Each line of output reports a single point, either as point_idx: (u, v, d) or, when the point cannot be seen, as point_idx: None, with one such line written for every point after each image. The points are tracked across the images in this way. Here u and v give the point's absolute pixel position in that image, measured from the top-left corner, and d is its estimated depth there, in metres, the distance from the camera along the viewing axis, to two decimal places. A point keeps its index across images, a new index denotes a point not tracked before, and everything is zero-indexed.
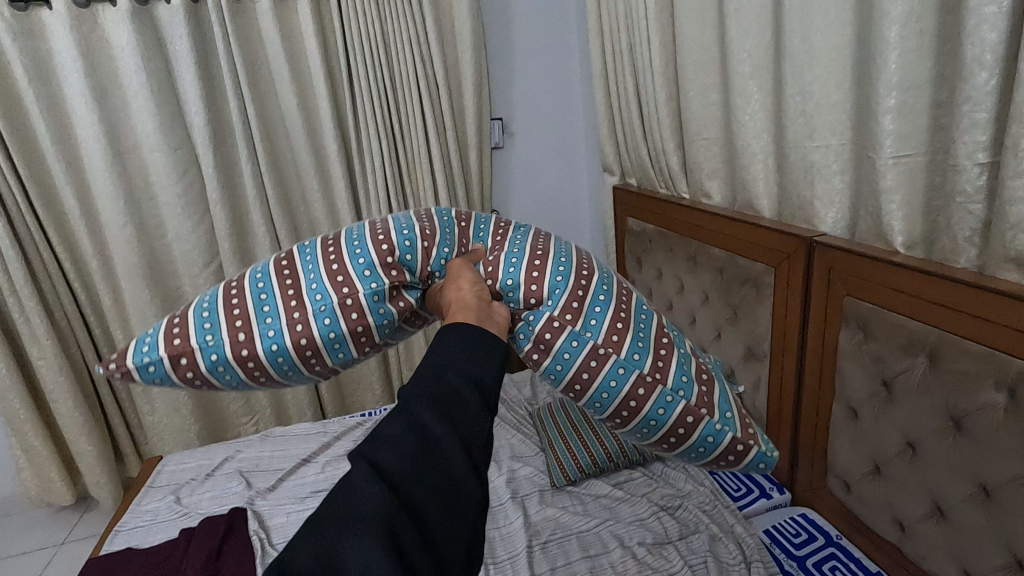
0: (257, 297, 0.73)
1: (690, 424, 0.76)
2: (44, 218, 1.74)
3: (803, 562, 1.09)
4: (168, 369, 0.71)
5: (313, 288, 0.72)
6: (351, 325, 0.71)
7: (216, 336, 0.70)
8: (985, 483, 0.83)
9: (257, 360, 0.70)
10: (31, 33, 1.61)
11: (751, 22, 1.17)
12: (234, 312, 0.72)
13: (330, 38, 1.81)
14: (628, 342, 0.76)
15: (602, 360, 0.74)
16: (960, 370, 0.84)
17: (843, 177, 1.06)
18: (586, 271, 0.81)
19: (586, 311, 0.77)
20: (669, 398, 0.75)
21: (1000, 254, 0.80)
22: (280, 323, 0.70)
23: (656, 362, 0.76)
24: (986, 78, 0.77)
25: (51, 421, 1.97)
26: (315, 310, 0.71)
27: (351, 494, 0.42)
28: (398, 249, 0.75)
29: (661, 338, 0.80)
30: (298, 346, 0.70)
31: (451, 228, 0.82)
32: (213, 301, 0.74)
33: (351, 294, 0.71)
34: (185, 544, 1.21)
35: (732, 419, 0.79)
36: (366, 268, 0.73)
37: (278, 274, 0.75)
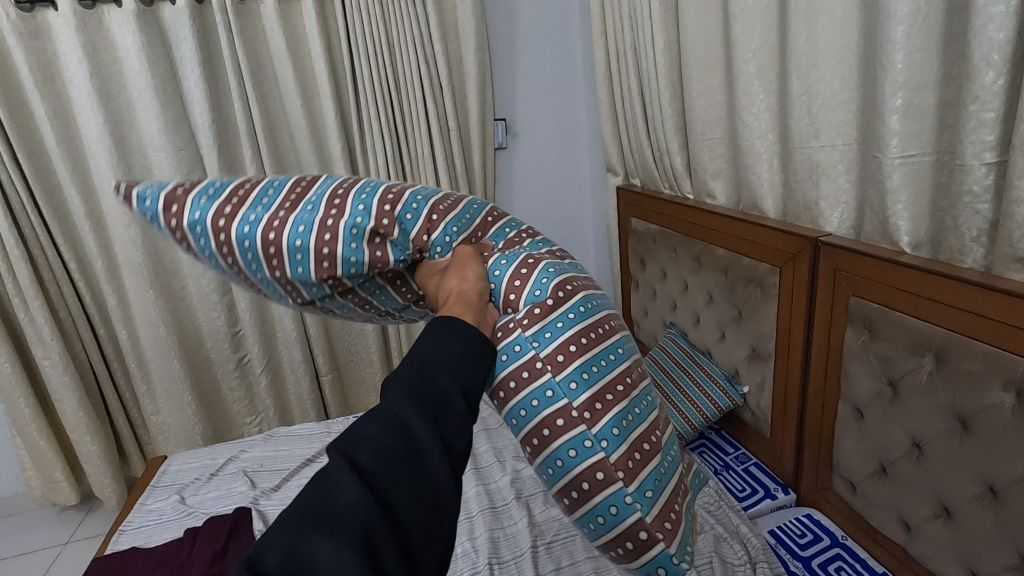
0: (263, 192, 0.71)
1: (597, 482, 0.63)
2: (49, 218, 1.74)
3: (808, 562, 1.08)
4: (159, 214, 0.70)
5: (310, 199, 0.70)
6: (319, 245, 0.66)
7: (208, 208, 0.69)
8: (992, 483, 0.83)
9: (230, 244, 0.68)
10: (36, 34, 1.61)
11: (756, 24, 1.17)
12: (238, 193, 0.71)
13: (335, 39, 1.81)
14: (573, 367, 0.64)
15: (534, 375, 0.63)
16: (966, 370, 0.84)
17: (849, 177, 1.06)
18: (572, 287, 0.69)
19: (546, 320, 0.65)
20: (586, 444, 0.63)
21: (1007, 254, 0.80)
22: (264, 217, 0.68)
23: (594, 403, 0.64)
24: (993, 78, 0.76)
25: (55, 421, 1.98)
26: (299, 217, 0.68)
27: (328, 491, 0.41)
28: (400, 205, 0.69)
29: (618, 384, 0.66)
30: (265, 242, 0.67)
31: (473, 215, 0.74)
32: (227, 181, 0.73)
33: (335, 218, 0.67)
34: (188, 544, 1.21)
35: (649, 500, 0.65)
36: (361, 206, 0.68)
37: (295, 181, 0.73)
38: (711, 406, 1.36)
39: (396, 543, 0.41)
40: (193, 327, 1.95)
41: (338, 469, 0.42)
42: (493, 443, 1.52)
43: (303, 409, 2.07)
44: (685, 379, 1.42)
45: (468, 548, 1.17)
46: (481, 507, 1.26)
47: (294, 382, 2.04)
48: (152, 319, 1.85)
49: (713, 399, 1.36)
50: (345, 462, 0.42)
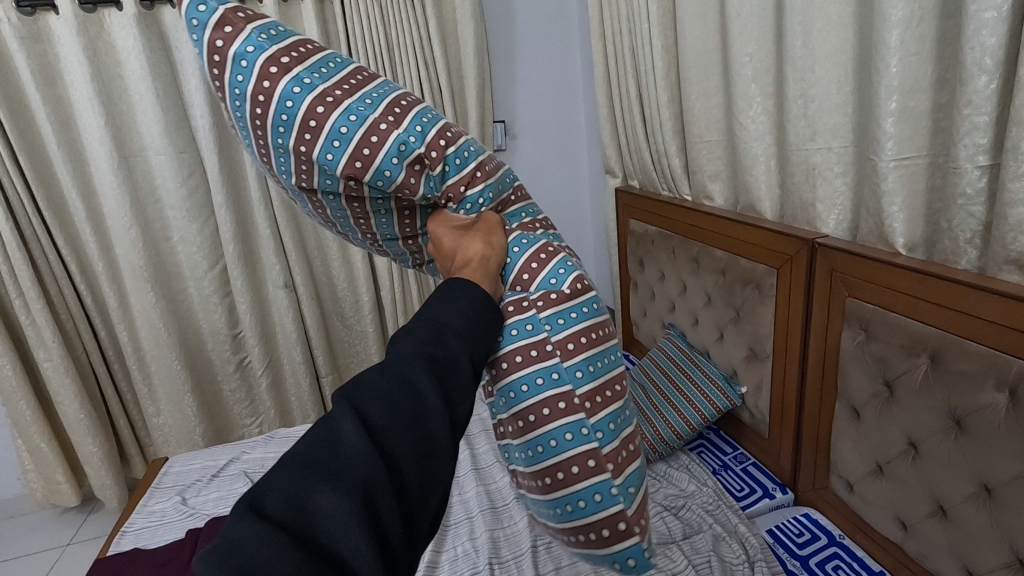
0: (324, 60, 0.64)
1: (586, 469, 0.63)
2: (49, 220, 1.75)
3: (806, 562, 1.09)
4: (206, 23, 0.60)
5: (369, 94, 0.63)
6: (364, 140, 0.60)
7: (265, 48, 0.61)
8: (987, 482, 0.84)
9: (267, 97, 0.60)
10: (38, 38, 1.62)
11: (752, 27, 1.18)
12: (296, 49, 0.63)
13: (334, 43, 1.82)
14: (581, 358, 0.65)
15: (541, 355, 0.63)
16: (961, 370, 0.85)
17: (844, 179, 1.07)
18: (586, 281, 0.69)
19: (561, 307, 0.66)
20: (583, 431, 0.63)
21: (1001, 255, 0.81)
22: (318, 87, 0.61)
23: (595, 395, 0.65)
24: (986, 82, 0.78)
25: (56, 423, 1.98)
26: (354, 105, 0.61)
27: (333, 442, 0.41)
28: (454, 146, 0.66)
29: (615, 384, 0.68)
30: (310, 113, 0.60)
31: (504, 186, 0.73)
32: (290, 32, 0.65)
33: (389, 124, 0.62)
34: (190, 544, 1.22)
35: (632, 496, 0.67)
36: (420, 126, 0.64)
37: (357, 68, 0.66)
38: (709, 408, 1.36)
39: (396, 501, 0.41)
40: (194, 329, 1.96)
41: (345, 423, 0.42)
42: (493, 444, 1.52)
43: (304, 411, 2.08)
44: (680, 375, 1.44)
45: (468, 548, 1.18)
46: (481, 508, 1.27)
47: (294, 383, 2.05)
48: (152, 320, 1.86)
49: (711, 400, 1.37)
50: (353, 415, 0.43)
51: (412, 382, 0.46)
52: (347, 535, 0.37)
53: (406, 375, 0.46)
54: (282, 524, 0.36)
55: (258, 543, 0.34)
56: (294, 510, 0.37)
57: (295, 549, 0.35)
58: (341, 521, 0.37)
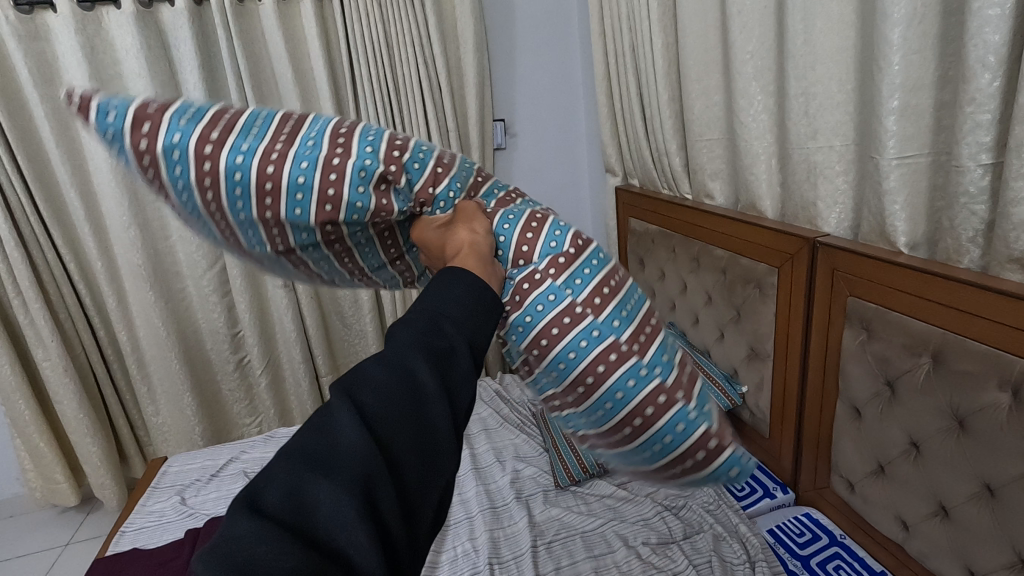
0: (252, 115, 0.64)
1: (662, 404, 0.62)
2: (48, 219, 1.74)
3: (807, 562, 1.09)
4: (124, 127, 0.60)
5: (309, 134, 0.63)
6: (324, 183, 0.60)
7: (192, 128, 0.61)
8: (989, 482, 0.84)
9: (215, 170, 0.60)
10: (36, 37, 1.61)
11: (753, 25, 1.17)
12: (220, 120, 0.63)
13: (333, 41, 1.82)
14: (612, 307, 0.65)
15: (575, 319, 0.63)
16: (963, 370, 0.84)
17: (846, 177, 1.07)
18: (584, 237, 0.69)
19: (574, 267, 0.66)
20: (642, 372, 0.63)
21: (1003, 255, 0.81)
22: (260, 143, 0.62)
23: (639, 336, 0.65)
24: (990, 79, 0.77)
25: (55, 423, 1.98)
26: (299, 151, 0.61)
27: (328, 435, 0.40)
28: (408, 153, 0.66)
29: (650, 321, 0.68)
30: (261, 175, 0.60)
31: (467, 174, 0.73)
32: (210, 103, 0.66)
33: (341, 155, 0.61)
34: (190, 544, 1.22)
35: (710, 413, 0.66)
36: (369, 145, 0.63)
37: (285, 113, 0.66)
38: None
39: (396, 494, 0.40)
40: (193, 329, 1.96)
41: (342, 414, 0.41)
42: (492, 443, 1.52)
43: (304, 410, 2.08)
44: None
45: (468, 548, 1.17)
46: (481, 507, 1.27)
47: (294, 383, 2.04)
48: (152, 320, 1.86)
49: None
50: (351, 407, 0.41)
51: (411, 371, 0.44)
52: (345, 528, 0.36)
53: (404, 364, 0.45)
54: (281, 521, 0.36)
55: (256, 539, 0.34)
56: (292, 504, 0.37)
57: (294, 545, 0.35)
58: (338, 515, 0.36)
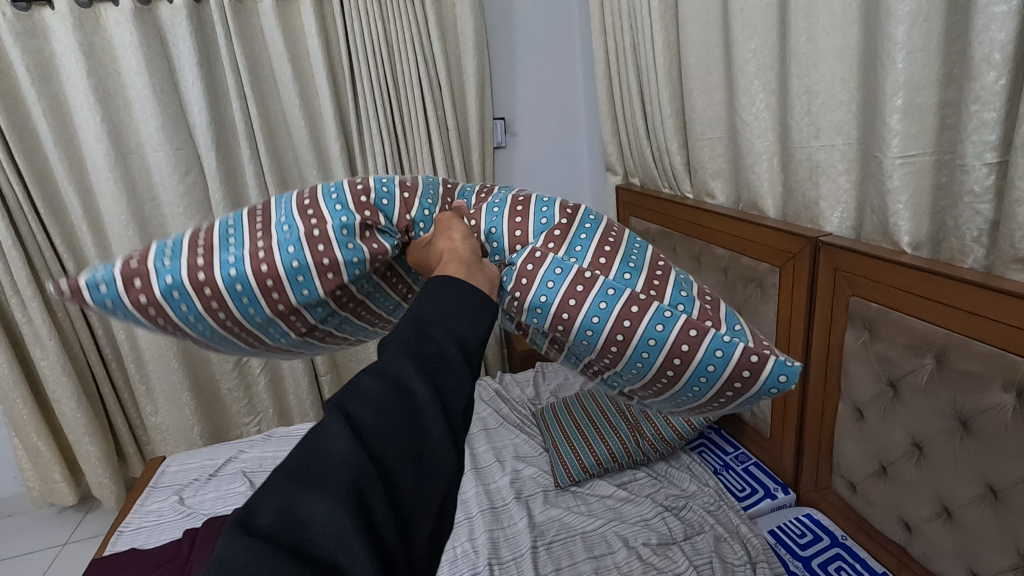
0: (222, 225, 0.69)
1: (693, 339, 0.64)
2: (46, 218, 1.73)
3: (808, 563, 1.08)
4: (117, 288, 0.64)
5: (281, 222, 0.68)
6: (316, 257, 0.65)
7: (179, 256, 0.66)
8: (993, 483, 0.83)
9: (214, 286, 0.64)
10: (33, 34, 1.60)
11: (756, 22, 1.16)
12: (197, 244, 0.67)
13: (333, 39, 1.81)
14: (618, 262, 0.68)
15: (589, 284, 0.65)
16: (967, 370, 0.84)
17: (849, 177, 1.06)
18: (570, 207, 0.74)
19: (570, 238, 0.70)
20: (666, 314, 0.64)
21: (1008, 254, 0.80)
22: (244, 245, 0.66)
23: (651, 282, 0.67)
24: (995, 78, 0.76)
25: (53, 422, 1.97)
26: (281, 239, 0.66)
27: (320, 448, 0.40)
28: (373, 193, 0.72)
29: (657, 266, 0.70)
30: (258, 273, 0.64)
31: (436, 188, 0.78)
32: (180, 232, 0.70)
33: (318, 225, 0.67)
34: (188, 545, 1.21)
35: (742, 332, 0.66)
36: (338, 204, 0.69)
37: (248, 212, 0.71)
38: None
39: (390, 505, 0.39)
40: None
41: (334, 428, 0.41)
42: (492, 443, 1.51)
43: (303, 409, 2.07)
44: None
45: (468, 548, 1.17)
46: (481, 508, 1.26)
47: (293, 382, 2.03)
48: None
49: None
50: (342, 420, 0.41)
51: (402, 381, 0.44)
52: (341, 539, 0.36)
53: (396, 375, 0.44)
54: (275, 539, 0.35)
55: (248, 557, 0.34)
56: (285, 522, 0.36)
57: (288, 561, 0.34)
58: (333, 528, 0.36)
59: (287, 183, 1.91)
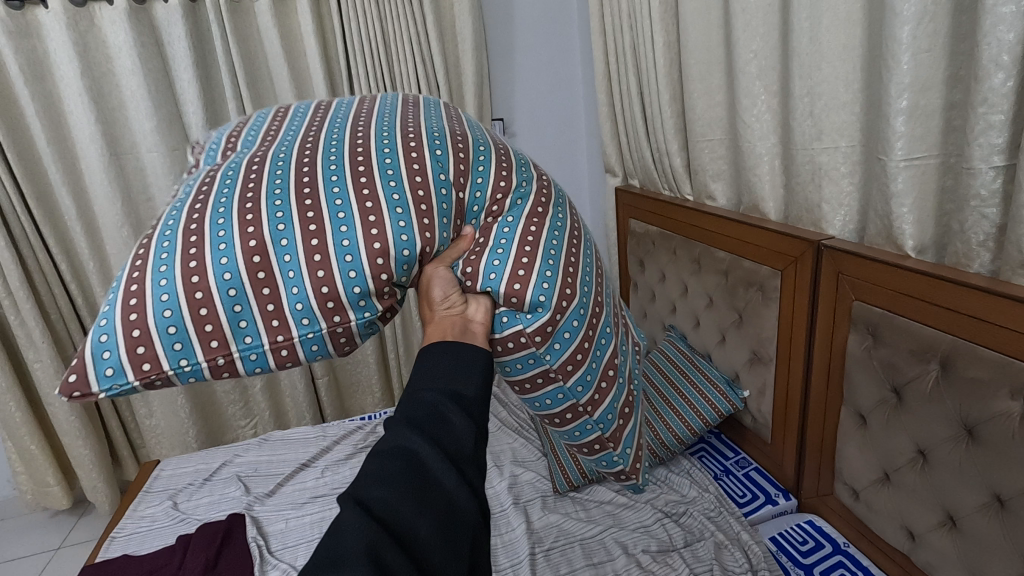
0: (224, 292, 0.61)
1: (595, 449, 0.86)
2: (40, 220, 1.71)
3: (810, 570, 1.07)
4: (136, 387, 0.60)
5: (299, 308, 0.62)
6: (338, 345, 0.66)
7: (194, 353, 0.61)
8: (999, 492, 0.82)
9: (235, 374, 0.64)
10: (26, 33, 1.58)
11: (758, 23, 1.15)
12: (207, 329, 0.61)
13: (330, 38, 1.79)
14: (579, 374, 0.77)
15: (547, 381, 0.77)
16: (973, 377, 0.82)
17: (852, 179, 1.05)
18: (570, 290, 0.74)
19: (556, 332, 0.73)
20: (587, 427, 0.82)
21: (1016, 259, 0.78)
22: (260, 332, 0.62)
23: (594, 396, 0.81)
24: (1003, 79, 0.75)
25: (47, 425, 1.95)
26: (302, 336, 0.63)
27: (336, 533, 0.43)
28: (395, 274, 0.65)
29: (609, 369, 0.82)
30: (280, 366, 0.65)
31: (448, 201, 0.71)
32: (170, 283, 0.60)
33: (342, 323, 0.64)
34: (182, 550, 1.19)
35: (629, 454, 0.90)
36: (361, 297, 0.64)
37: (253, 277, 0.61)
38: (711, 411, 1.35)
39: (410, 563, 0.43)
40: None
41: (348, 513, 0.45)
42: (491, 447, 1.50)
43: (299, 413, 2.05)
44: (684, 383, 1.41)
45: None
46: None
47: (289, 386, 2.01)
48: None
49: (713, 403, 1.35)
50: (356, 504, 0.45)
51: (411, 451, 0.50)
52: None
53: (405, 447, 0.50)
54: None
55: None
56: None
57: None
58: None
59: None
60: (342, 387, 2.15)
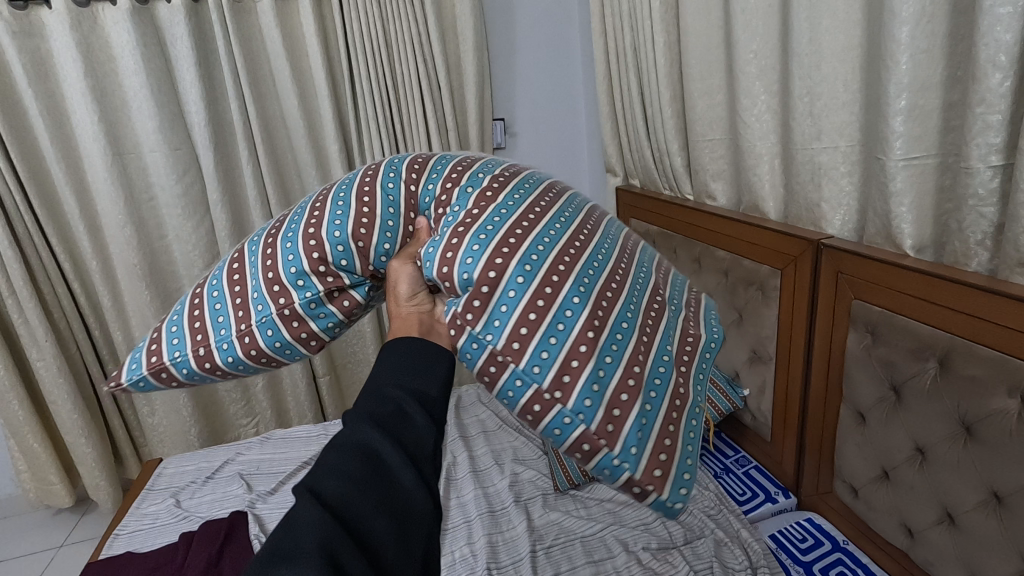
0: (210, 296, 0.75)
1: (587, 452, 0.59)
2: (43, 218, 1.72)
3: (809, 568, 1.08)
4: (150, 379, 0.75)
5: (255, 295, 0.72)
6: (294, 332, 0.72)
7: (182, 343, 0.73)
8: (996, 490, 0.82)
9: (219, 367, 0.73)
10: (30, 33, 1.59)
11: (758, 23, 1.16)
12: (195, 325, 0.74)
13: (332, 39, 1.80)
14: (532, 349, 0.60)
15: (499, 369, 0.61)
16: (971, 375, 0.83)
17: (851, 179, 1.05)
18: (504, 253, 0.64)
19: (492, 307, 0.62)
20: (565, 421, 0.59)
21: (1013, 258, 0.79)
22: (230, 322, 0.72)
23: (562, 378, 0.60)
24: (1000, 79, 0.75)
25: (50, 424, 1.96)
26: (258, 321, 0.71)
27: (293, 529, 0.45)
28: (330, 257, 0.72)
29: (583, 341, 0.61)
30: (249, 355, 0.72)
31: (396, 194, 0.76)
32: (183, 301, 0.78)
33: (287, 304, 0.71)
34: (185, 548, 1.20)
35: (640, 456, 0.59)
36: (299, 277, 0.71)
37: (229, 279, 0.75)
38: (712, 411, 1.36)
39: (364, 559, 0.45)
40: None
41: (305, 506, 0.46)
42: (491, 446, 1.51)
43: (302, 412, 2.05)
44: None
45: (466, 552, 1.16)
46: (479, 511, 1.25)
47: (292, 385, 2.02)
48: (147, 318, 1.84)
49: (713, 403, 1.36)
50: (310, 497, 0.47)
51: (368, 446, 0.52)
52: None
53: (364, 443, 0.52)
54: None
55: None
56: None
57: None
58: None
59: (285, 181, 1.90)
60: (343, 386, 2.15)
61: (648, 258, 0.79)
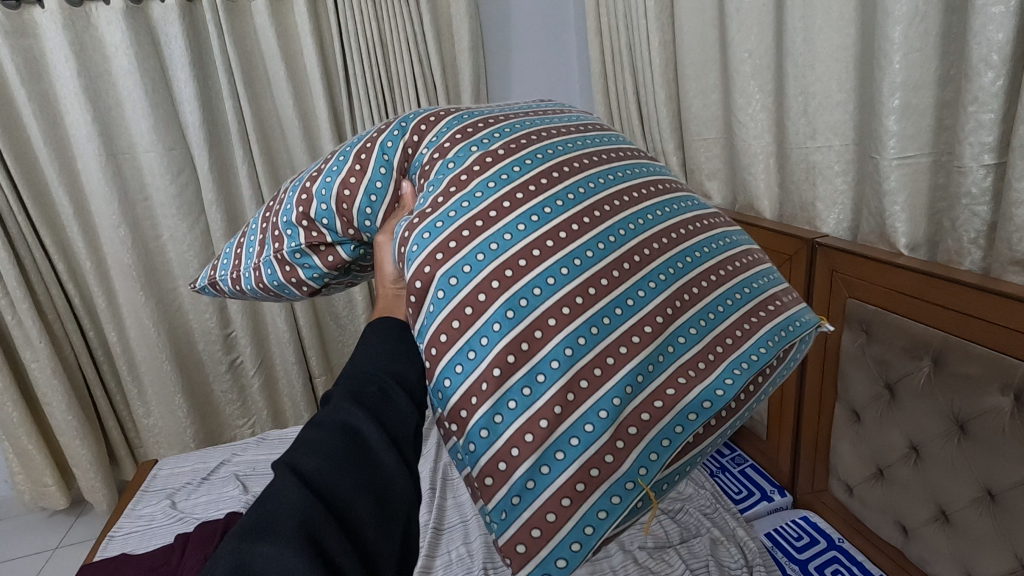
0: (252, 225, 0.84)
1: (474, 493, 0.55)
2: (37, 219, 1.71)
3: (805, 565, 1.08)
4: (209, 288, 0.89)
5: (268, 232, 0.79)
6: (286, 275, 0.77)
7: (226, 264, 0.84)
8: (990, 487, 0.83)
9: (244, 289, 0.83)
10: (23, 33, 1.59)
11: (752, 22, 1.16)
12: (237, 249, 0.84)
13: (327, 40, 1.80)
14: (444, 373, 0.56)
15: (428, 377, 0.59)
16: (966, 373, 0.83)
17: (845, 178, 1.06)
18: (434, 260, 0.59)
19: (418, 312, 0.59)
20: (459, 454, 0.56)
21: (1006, 256, 0.80)
22: (252, 251, 0.81)
23: (460, 411, 0.55)
24: (993, 79, 0.76)
25: (44, 426, 1.95)
26: (264, 258, 0.78)
27: (275, 505, 0.44)
28: (313, 212, 0.73)
29: (488, 379, 0.54)
30: (259, 286, 0.80)
31: (393, 154, 0.72)
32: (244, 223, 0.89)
33: (280, 248, 0.76)
34: (179, 550, 1.19)
35: (507, 524, 0.52)
36: (289, 226, 0.75)
37: (262, 213, 0.83)
38: None
39: (346, 539, 0.45)
40: (184, 330, 1.93)
41: (285, 480, 0.46)
42: None
43: (298, 413, 2.05)
44: None
45: (463, 553, 1.16)
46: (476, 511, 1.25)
47: (287, 386, 2.02)
48: (142, 320, 1.83)
49: None
50: (291, 472, 0.47)
51: (352, 426, 0.52)
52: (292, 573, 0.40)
53: (347, 423, 0.52)
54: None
55: None
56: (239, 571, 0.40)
57: None
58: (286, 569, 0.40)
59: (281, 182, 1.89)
60: None
61: (675, 267, 0.64)
